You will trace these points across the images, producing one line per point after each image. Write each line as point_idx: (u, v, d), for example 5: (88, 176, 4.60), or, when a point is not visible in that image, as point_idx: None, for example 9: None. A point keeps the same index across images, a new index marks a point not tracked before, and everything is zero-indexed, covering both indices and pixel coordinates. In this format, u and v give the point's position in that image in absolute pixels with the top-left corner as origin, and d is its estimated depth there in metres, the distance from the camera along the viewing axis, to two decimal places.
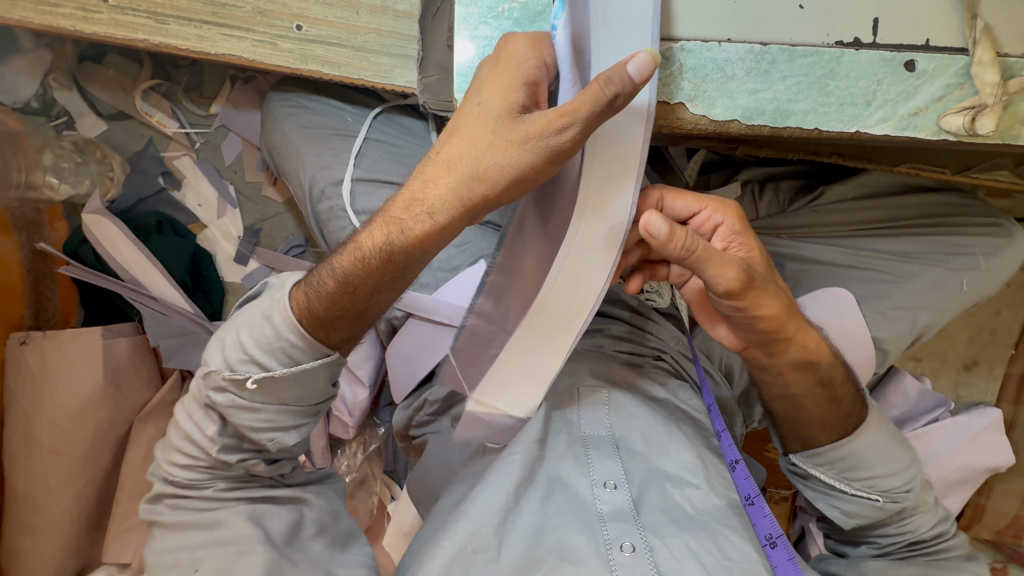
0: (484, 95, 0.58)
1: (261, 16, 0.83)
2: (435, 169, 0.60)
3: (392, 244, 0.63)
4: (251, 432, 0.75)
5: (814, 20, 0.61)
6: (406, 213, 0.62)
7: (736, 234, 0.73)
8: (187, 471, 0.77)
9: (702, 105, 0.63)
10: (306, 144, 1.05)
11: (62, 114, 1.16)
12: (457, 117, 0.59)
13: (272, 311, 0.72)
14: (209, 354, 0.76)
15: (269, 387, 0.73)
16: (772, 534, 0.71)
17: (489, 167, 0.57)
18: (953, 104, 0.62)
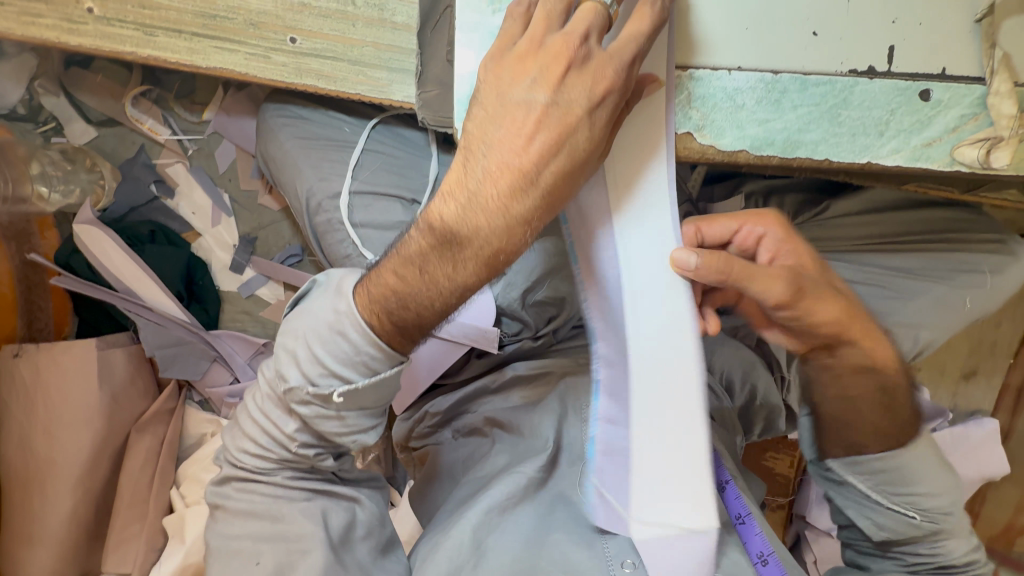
0: (521, 83, 0.51)
1: (253, 29, 0.80)
2: (501, 174, 0.52)
3: (466, 258, 0.56)
4: (332, 437, 0.71)
5: (831, 48, 0.59)
6: (480, 226, 0.54)
7: (781, 243, 0.72)
8: (257, 460, 0.78)
9: (710, 135, 0.61)
10: (302, 156, 1.03)
11: (49, 120, 1.13)
12: (501, 112, 0.51)
13: (343, 325, 0.65)
14: (282, 367, 0.69)
15: (355, 398, 0.68)
16: (764, 552, 0.75)
17: (555, 162, 0.52)
18: (967, 134, 0.60)
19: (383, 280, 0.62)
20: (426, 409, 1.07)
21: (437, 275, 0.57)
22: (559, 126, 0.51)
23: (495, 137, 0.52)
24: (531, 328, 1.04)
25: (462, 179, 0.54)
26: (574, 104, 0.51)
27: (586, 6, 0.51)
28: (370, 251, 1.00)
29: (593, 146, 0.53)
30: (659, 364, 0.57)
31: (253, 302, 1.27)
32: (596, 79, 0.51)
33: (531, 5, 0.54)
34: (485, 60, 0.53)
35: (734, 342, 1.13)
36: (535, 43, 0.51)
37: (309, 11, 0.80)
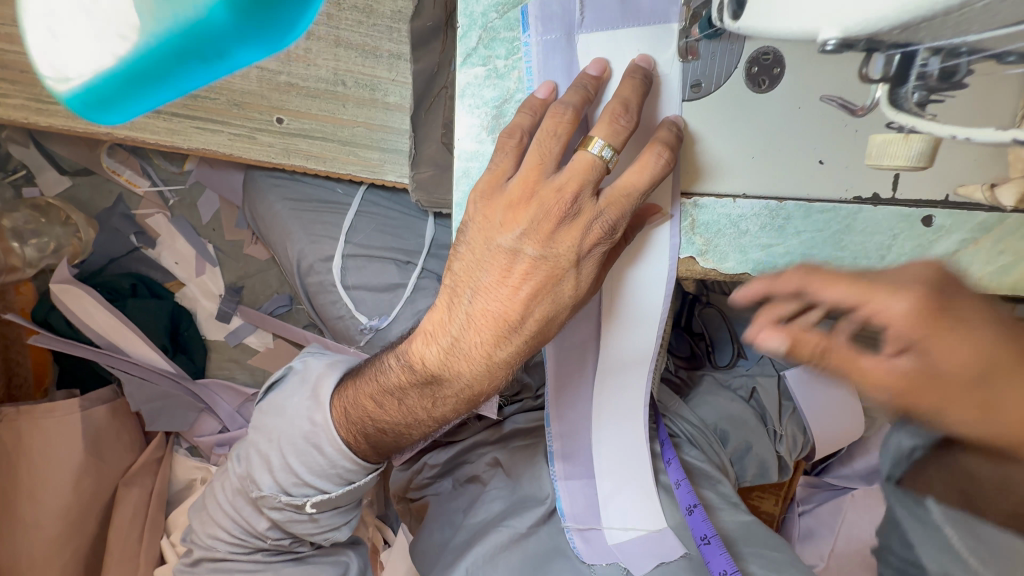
0: (505, 234, 0.53)
1: (238, 109, 0.76)
2: (482, 318, 0.56)
3: (443, 390, 0.60)
4: (306, 536, 0.75)
5: (839, 175, 0.57)
6: (455, 360, 0.58)
7: (918, 339, 0.46)
8: (230, 545, 0.78)
9: (714, 259, 0.61)
10: (294, 219, 0.98)
11: (19, 168, 1.07)
12: (485, 261, 0.55)
13: (318, 438, 0.69)
14: (256, 473, 0.72)
15: (328, 503, 0.72)
16: (727, 571, 0.75)
17: (534, 306, 0.54)
18: (967, 257, 0.59)
19: (361, 404, 0.66)
20: (425, 460, 1.05)
21: (415, 407, 0.63)
22: (544, 277, 0.54)
23: (481, 285, 0.55)
24: (531, 389, 1.05)
25: (445, 323, 0.58)
26: (562, 256, 0.53)
27: (585, 156, 0.50)
28: (363, 314, 0.96)
29: (577, 294, 0.55)
30: (607, 424, 0.77)
31: (240, 350, 1.24)
32: (585, 234, 0.52)
33: (523, 134, 0.51)
34: (475, 196, 0.54)
35: (727, 393, 1.08)
36: (528, 191, 0.51)
37: (296, 91, 0.76)
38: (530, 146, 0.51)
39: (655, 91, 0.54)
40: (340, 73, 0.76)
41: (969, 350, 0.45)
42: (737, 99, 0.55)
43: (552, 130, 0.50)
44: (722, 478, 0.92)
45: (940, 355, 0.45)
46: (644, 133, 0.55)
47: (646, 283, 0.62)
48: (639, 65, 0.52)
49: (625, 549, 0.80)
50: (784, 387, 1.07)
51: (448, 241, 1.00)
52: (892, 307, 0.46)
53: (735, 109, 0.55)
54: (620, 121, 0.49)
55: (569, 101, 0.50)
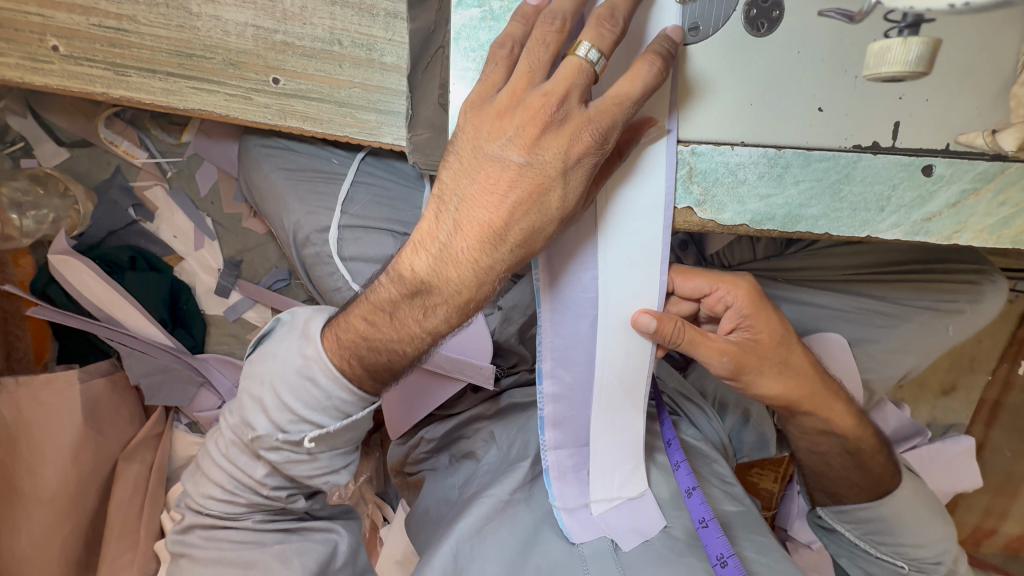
0: (491, 137, 0.53)
1: (233, 69, 0.76)
2: (470, 224, 0.55)
3: (433, 303, 0.60)
4: (307, 479, 0.76)
5: (836, 123, 0.56)
6: (444, 269, 0.58)
7: (746, 316, 0.73)
8: (223, 505, 0.78)
9: (711, 210, 0.60)
10: (289, 189, 0.97)
11: (17, 140, 1.06)
12: (472, 166, 0.54)
13: (311, 370, 0.68)
14: (250, 415, 0.72)
15: (326, 439, 0.73)
16: (724, 556, 0.74)
17: (521, 212, 0.54)
18: (966, 209, 0.59)
19: (352, 327, 0.66)
20: (421, 435, 1.05)
21: (407, 320, 0.62)
22: (531, 186, 0.53)
23: (467, 192, 0.55)
24: (528, 361, 1.02)
25: (434, 231, 0.58)
26: (549, 164, 0.52)
27: (572, 60, 0.50)
28: (361, 284, 0.96)
29: (565, 205, 0.54)
30: (609, 395, 0.69)
31: (239, 326, 1.24)
32: (573, 141, 0.51)
33: (514, 44, 0.52)
34: (465, 107, 0.54)
35: None
36: (515, 97, 0.51)
37: (291, 50, 0.75)
38: (520, 56, 0.51)
39: (647, 3, 0.53)
40: (336, 32, 0.75)
41: (768, 329, 0.73)
42: (735, 40, 0.55)
43: (541, 39, 0.50)
44: (719, 457, 0.93)
45: (759, 325, 0.73)
46: (634, 43, 0.54)
47: (650, 218, 0.60)
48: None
49: (610, 521, 0.78)
50: None
51: None
52: (735, 294, 0.72)
53: (733, 51, 0.55)
54: (605, 26, 0.50)
55: (559, 9, 0.50)
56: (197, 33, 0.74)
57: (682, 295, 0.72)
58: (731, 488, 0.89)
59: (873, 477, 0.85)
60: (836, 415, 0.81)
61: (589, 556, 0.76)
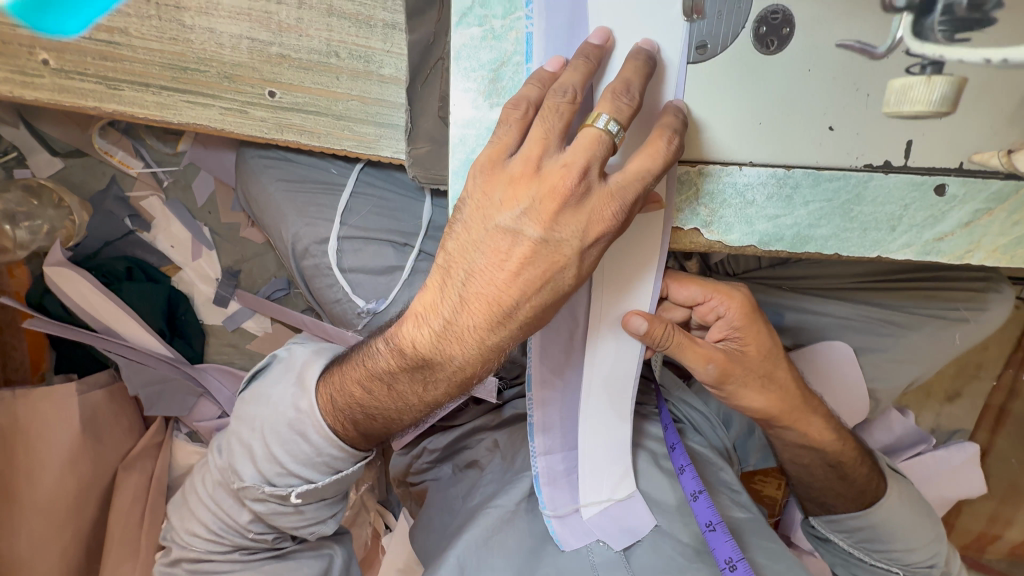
0: (502, 210, 0.51)
1: (228, 82, 0.74)
2: (478, 301, 0.53)
3: (436, 377, 0.59)
4: (292, 530, 0.75)
5: (848, 143, 0.55)
6: (448, 343, 0.56)
7: (736, 328, 0.70)
8: (207, 543, 0.77)
9: (718, 231, 0.59)
10: (287, 201, 0.96)
11: (9, 150, 1.04)
12: (480, 240, 0.53)
13: (303, 425, 0.68)
14: (238, 463, 0.72)
15: (314, 494, 0.72)
16: (733, 559, 0.71)
17: (534, 294, 0.52)
18: (980, 228, 0.57)
19: (347, 391, 0.66)
20: (423, 445, 1.04)
21: (406, 392, 0.62)
22: (546, 264, 0.51)
23: (476, 266, 0.53)
24: None
25: (437, 305, 0.56)
26: (564, 243, 0.51)
27: (590, 131, 0.48)
28: (360, 297, 0.95)
29: (578, 281, 0.53)
30: (594, 413, 0.71)
31: (238, 335, 1.23)
32: (590, 220, 0.50)
33: (528, 106, 0.50)
34: (476, 170, 0.52)
35: None
36: (531, 167, 0.49)
37: (288, 63, 0.74)
38: (534, 121, 0.49)
39: (658, 75, 0.53)
40: (333, 44, 0.73)
41: (757, 341, 0.71)
42: (745, 58, 0.53)
43: (553, 109, 0.48)
44: (725, 464, 0.91)
45: (748, 339, 0.71)
46: (645, 117, 0.54)
47: (641, 273, 0.62)
48: (643, 48, 0.51)
49: (599, 522, 0.76)
50: None
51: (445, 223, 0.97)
52: (728, 304, 0.69)
53: (742, 70, 0.53)
54: (621, 99, 0.48)
55: (568, 83, 0.49)
56: (190, 45, 0.72)
57: (677, 302, 0.70)
58: (739, 495, 0.87)
59: (857, 488, 0.84)
60: (814, 429, 0.80)
61: (600, 564, 0.75)
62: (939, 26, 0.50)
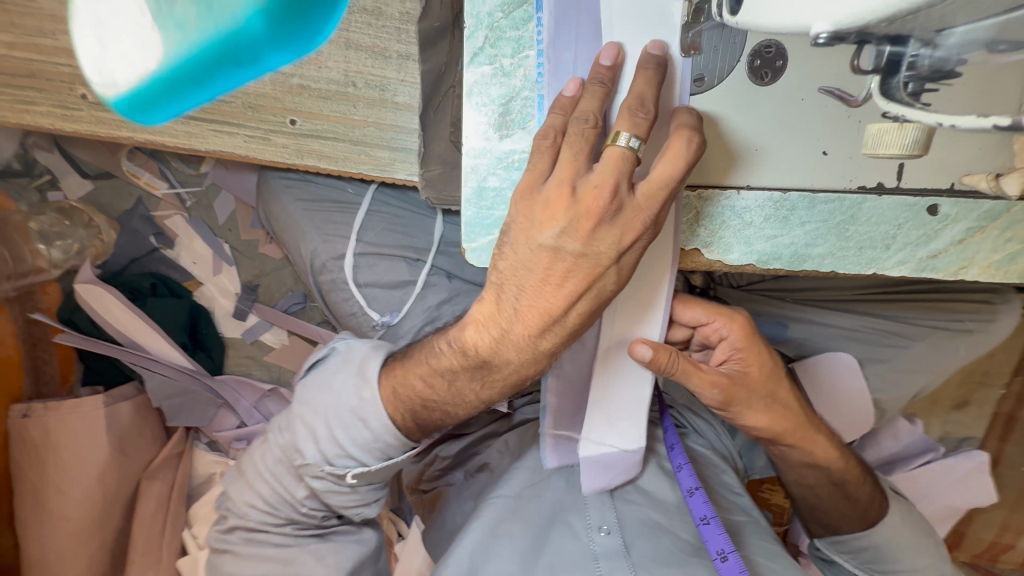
0: (542, 229, 0.54)
1: (252, 111, 0.79)
2: (529, 313, 0.57)
3: (490, 375, 0.63)
4: (341, 508, 0.79)
5: (841, 167, 0.58)
6: (504, 350, 0.60)
7: (739, 349, 0.73)
8: (263, 515, 0.79)
9: (719, 251, 0.62)
10: (307, 219, 0.99)
11: (44, 173, 1.11)
12: (527, 258, 0.55)
13: (364, 412, 0.71)
14: (301, 443, 0.74)
15: (367, 476, 0.75)
16: (723, 551, 0.70)
17: (580, 301, 0.56)
18: (973, 246, 0.59)
19: (410, 386, 0.69)
20: (436, 452, 1.07)
21: (465, 389, 0.66)
22: (586, 274, 0.55)
23: (525, 283, 0.56)
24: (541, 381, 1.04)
25: (495, 315, 0.59)
26: (603, 254, 0.54)
27: (613, 150, 0.51)
28: (375, 310, 0.99)
29: (619, 285, 0.57)
30: (628, 407, 0.72)
31: (256, 347, 1.27)
32: (624, 231, 0.53)
33: (556, 135, 0.53)
34: (516, 197, 0.55)
35: None
36: (565, 192, 0.52)
37: (307, 93, 0.78)
38: (563, 148, 0.52)
39: (669, 80, 0.55)
40: (350, 75, 0.78)
41: (758, 363, 0.74)
42: (739, 90, 0.56)
43: (579, 134, 0.52)
44: (728, 467, 0.93)
45: (751, 362, 0.74)
46: (662, 123, 0.56)
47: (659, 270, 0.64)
48: (652, 52, 0.53)
49: (592, 463, 0.75)
50: (793, 378, 1.06)
51: (456, 238, 1.01)
52: (730, 327, 0.72)
53: (738, 101, 0.56)
54: (638, 116, 0.51)
55: (588, 111, 0.52)
56: None
57: (681, 323, 0.72)
58: (740, 498, 0.89)
59: (861, 508, 0.86)
60: (818, 437, 0.82)
61: (601, 554, 0.74)
62: (906, 85, 0.42)
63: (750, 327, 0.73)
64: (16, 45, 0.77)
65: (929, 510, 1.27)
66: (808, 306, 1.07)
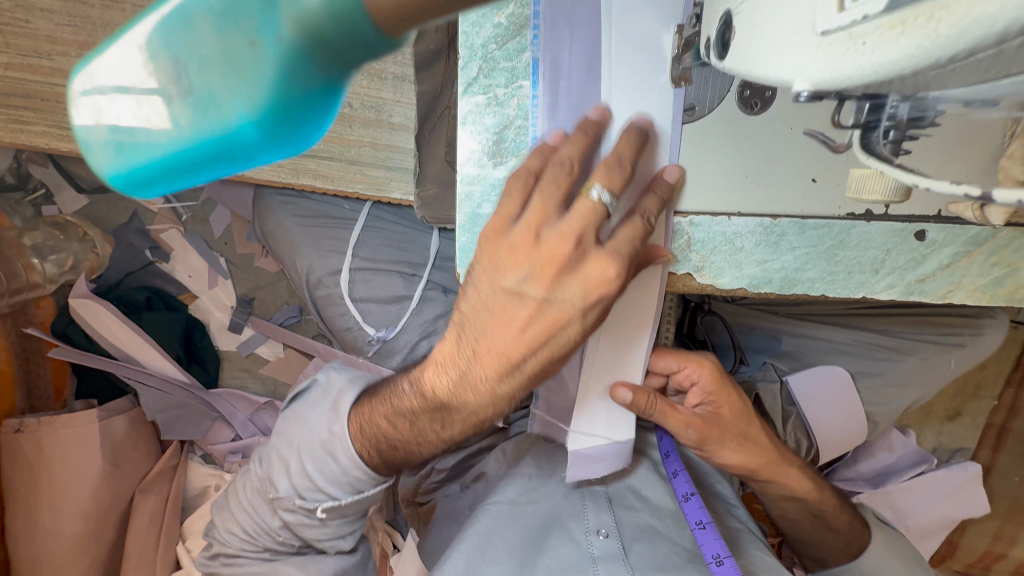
0: (506, 273, 0.53)
1: None
2: (489, 355, 0.56)
3: (453, 418, 0.62)
4: (314, 541, 0.77)
5: (830, 194, 0.58)
6: (463, 392, 0.59)
7: (710, 393, 0.74)
8: (241, 542, 0.79)
9: (709, 275, 0.62)
10: (302, 235, 0.99)
11: (39, 187, 1.12)
12: (490, 303, 0.55)
13: (334, 447, 0.72)
14: (274, 475, 0.75)
15: (339, 509, 0.75)
16: (720, 555, 0.73)
17: (541, 348, 0.55)
18: (961, 270, 0.60)
19: (375, 422, 0.69)
20: (432, 465, 1.08)
21: (425, 428, 0.65)
22: (549, 323, 0.54)
23: (487, 325, 0.55)
24: None
25: (454, 356, 0.59)
26: (567, 303, 0.53)
27: (584, 203, 0.51)
28: (371, 325, 0.99)
29: (581, 335, 0.56)
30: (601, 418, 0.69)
31: (251, 360, 1.27)
32: (589, 282, 0.52)
33: (529, 176, 0.54)
34: (483, 238, 0.55)
35: None
36: (532, 236, 0.52)
37: None
38: (536, 191, 0.53)
39: (653, 143, 0.57)
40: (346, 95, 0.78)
41: (729, 404, 0.75)
42: (730, 121, 0.57)
43: (554, 180, 0.52)
44: (722, 477, 0.93)
45: (722, 405, 0.75)
46: (640, 182, 0.58)
47: (641, 319, 0.65)
48: (636, 123, 0.55)
49: (580, 457, 0.71)
50: (787, 392, 1.05)
51: (452, 253, 1.01)
52: (700, 372, 0.73)
53: (728, 130, 0.57)
54: (614, 171, 0.52)
55: (567, 156, 0.53)
56: None
57: (655, 371, 0.74)
58: (736, 510, 0.89)
59: (845, 538, 0.87)
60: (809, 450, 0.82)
61: (600, 557, 0.75)
62: (887, 138, 0.37)
63: (719, 374, 0.75)
64: (11, 66, 0.77)
65: (922, 521, 1.28)
66: (799, 319, 1.09)
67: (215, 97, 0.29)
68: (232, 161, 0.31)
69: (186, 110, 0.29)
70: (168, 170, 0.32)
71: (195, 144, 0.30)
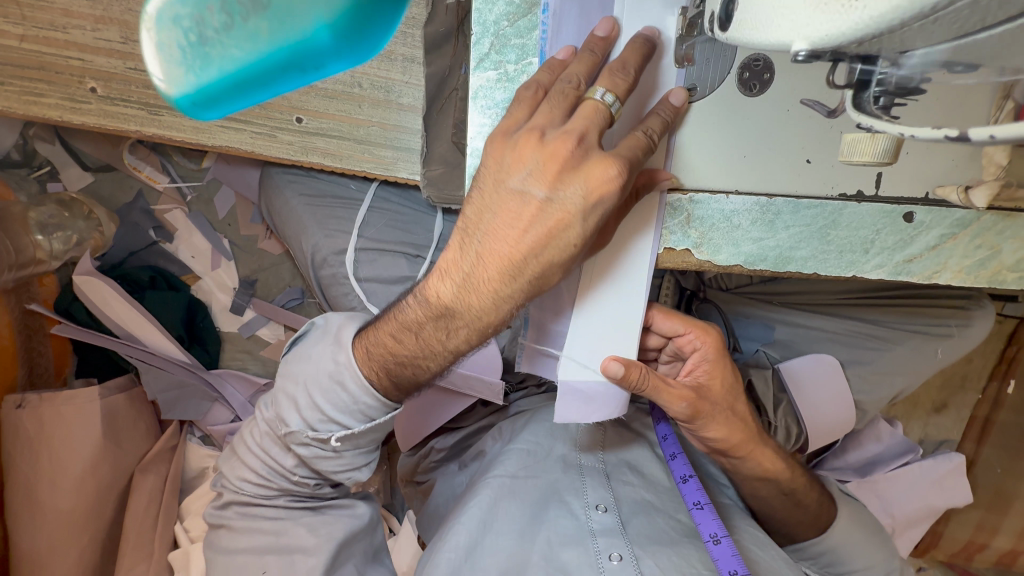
0: (511, 170, 0.55)
1: (260, 108, 0.82)
2: (492, 256, 0.57)
3: (455, 325, 0.62)
4: (330, 474, 0.79)
5: (823, 174, 0.61)
6: (468, 296, 0.59)
7: (708, 362, 0.77)
8: (256, 487, 0.81)
9: (707, 252, 0.65)
10: (308, 213, 1.01)
11: (44, 164, 1.13)
12: (495, 202, 0.56)
13: (342, 376, 0.72)
14: (284, 412, 0.76)
15: (352, 440, 0.76)
16: (716, 532, 0.75)
17: (543, 248, 0.55)
18: (946, 252, 0.63)
19: (381, 341, 0.70)
20: (432, 445, 1.09)
21: (431, 339, 0.65)
22: (550, 223, 0.54)
23: (491, 227, 0.56)
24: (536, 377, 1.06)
25: (458, 261, 0.60)
26: (569, 202, 0.54)
27: (589, 103, 0.54)
28: (373, 305, 0.99)
29: (582, 242, 0.56)
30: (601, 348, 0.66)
31: (253, 341, 1.28)
32: (590, 180, 0.53)
33: (539, 88, 0.56)
34: (491, 141, 0.56)
35: None
36: (536, 137, 0.53)
37: (314, 92, 0.82)
38: (543, 102, 0.55)
39: (659, 56, 0.58)
40: (356, 76, 0.81)
41: (721, 376, 0.77)
42: (731, 104, 0.60)
43: (559, 93, 0.54)
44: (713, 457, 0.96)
45: (713, 380, 0.77)
46: (642, 94, 0.59)
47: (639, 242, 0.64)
48: (644, 33, 0.56)
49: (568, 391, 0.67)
50: (779, 378, 1.07)
51: None
52: (705, 340, 0.76)
53: (728, 113, 0.60)
54: (617, 77, 0.54)
55: (574, 74, 0.55)
56: None
57: (659, 332, 0.75)
58: (726, 489, 0.92)
59: (812, 514, 0.91)
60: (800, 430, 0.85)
61: (598, 531, 0.75)
62: (877, 102, 0.39)
63: (721, 347, 0.77)
64: (28, 38, 0.79)
65: (907, 510, 1.31)
66: (792, 308, 1.12)
67: (290, 9, 0.38)
68: (299, 69, 0.41)
69: (267, 24, 0.38)
70: (237, 83, 0.40)
71: (271, 53, 0.39)
